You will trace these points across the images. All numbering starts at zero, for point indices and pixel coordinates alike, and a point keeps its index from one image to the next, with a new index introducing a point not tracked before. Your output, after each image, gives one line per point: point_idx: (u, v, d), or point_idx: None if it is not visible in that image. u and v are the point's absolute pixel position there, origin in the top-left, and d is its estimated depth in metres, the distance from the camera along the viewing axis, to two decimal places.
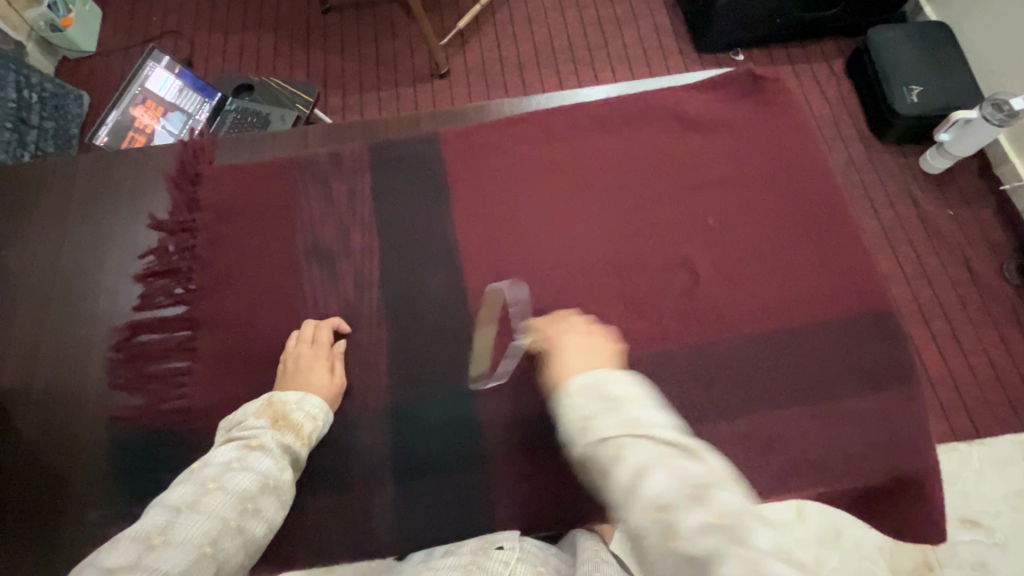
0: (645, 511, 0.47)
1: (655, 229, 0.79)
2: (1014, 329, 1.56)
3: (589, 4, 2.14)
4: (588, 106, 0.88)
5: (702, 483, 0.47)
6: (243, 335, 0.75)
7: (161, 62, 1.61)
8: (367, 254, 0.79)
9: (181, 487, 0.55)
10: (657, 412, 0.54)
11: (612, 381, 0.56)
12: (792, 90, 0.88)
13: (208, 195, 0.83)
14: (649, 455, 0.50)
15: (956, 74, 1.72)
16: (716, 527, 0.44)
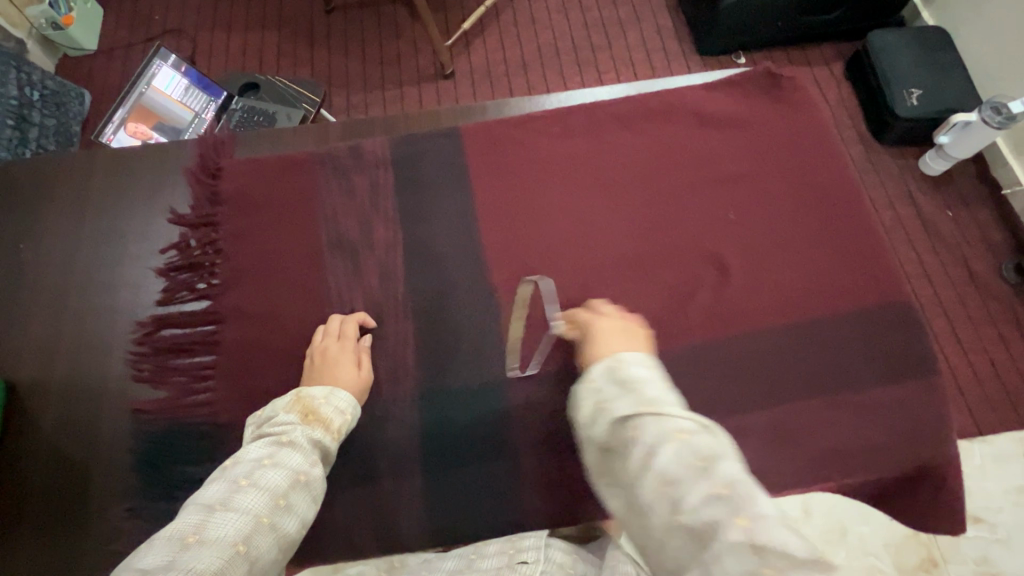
0: (653, 485, 0.47)
1: (676, 223, 0.80)
2: (1013, 327, 1.59)
3: (592, 6, 2.16)
4: (607, 102, 0.89)
5: (705, 455, 0.47)
6: (266, 329, 0.75)
7: (168, 61, 1.61)
8: (389, 249, 0.79)
9: (213, 484, 0.55)
10: (669, 392, 0.54)
11: (631, 364, 0.56)
12: (807, 88, 0.89)
13: (229, 189, 0.83)
14: (656, 431, 0.49)
15: (954, 78, 1.76)
16: (721, 498, 0.44)
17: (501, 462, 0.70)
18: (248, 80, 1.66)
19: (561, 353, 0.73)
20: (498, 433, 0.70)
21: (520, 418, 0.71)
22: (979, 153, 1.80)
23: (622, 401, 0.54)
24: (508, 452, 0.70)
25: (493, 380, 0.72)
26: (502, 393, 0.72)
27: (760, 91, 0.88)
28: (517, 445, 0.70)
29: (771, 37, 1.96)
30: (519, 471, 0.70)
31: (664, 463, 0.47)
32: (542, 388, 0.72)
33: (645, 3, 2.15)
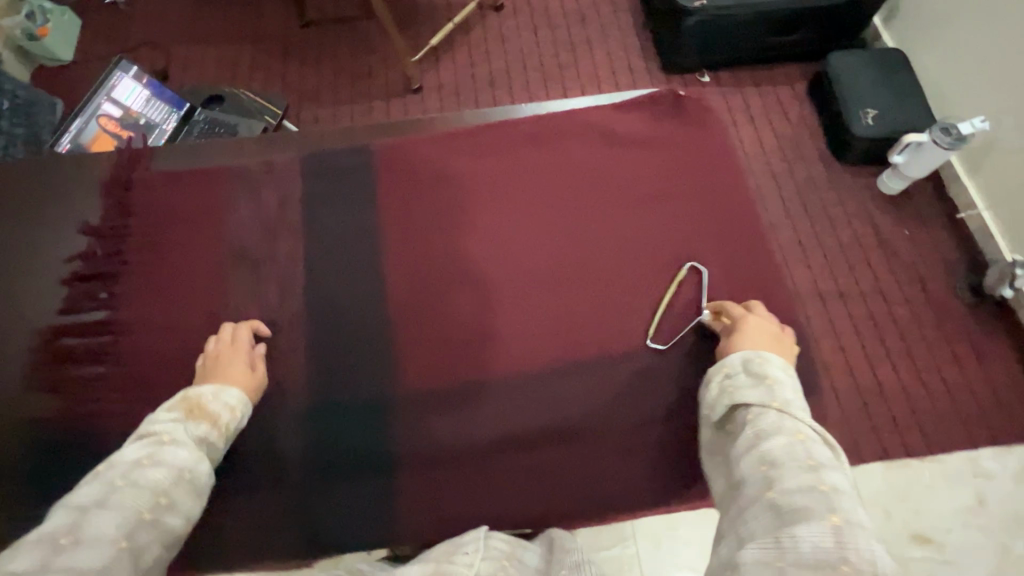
0: (754, 461, 0.55)
1: (574, 241, 0.82)
2: (964, 345, 1.59)
3: (561, 25, 2.19)
4: (520, 121, 0.90)
5: (818, 461, 0.53)
6: (167, 338, 0.76)
7: (130, 76, 1.60)
8: (291, 263, 0.80)
9: (87, 487, 0.54)
10: (799, 399, 0.62)
11: (770, 363, 0.65)
12: (714, 109, 0.92)
13: (140, 200, 0.85)
14: (780, 422, 0.58)
15: (909, 98, 1.77)
16: (817, 492, 0.50)
17: (385, 476, 0.71)
18: (213, 94, 1.68)
19: (457, 369, 0.75)
20: (382, 449, 0.71)
21: (408, 433, 0.72)
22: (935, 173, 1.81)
23: (753, 391, 0.63)
24: (392, 468, 0.71)
25: (386, 393, 0.73)
26: (393, 408, 0.73)
27: (666, 112, 0.90)
28: (403, 460, 0.71)
29: (736, 56, 1.97)
30: (402, 487, 0.71)
31: (774, 447, 0.55)
32: (431, 403, 0.73)
33: (614, 21, 2.19)
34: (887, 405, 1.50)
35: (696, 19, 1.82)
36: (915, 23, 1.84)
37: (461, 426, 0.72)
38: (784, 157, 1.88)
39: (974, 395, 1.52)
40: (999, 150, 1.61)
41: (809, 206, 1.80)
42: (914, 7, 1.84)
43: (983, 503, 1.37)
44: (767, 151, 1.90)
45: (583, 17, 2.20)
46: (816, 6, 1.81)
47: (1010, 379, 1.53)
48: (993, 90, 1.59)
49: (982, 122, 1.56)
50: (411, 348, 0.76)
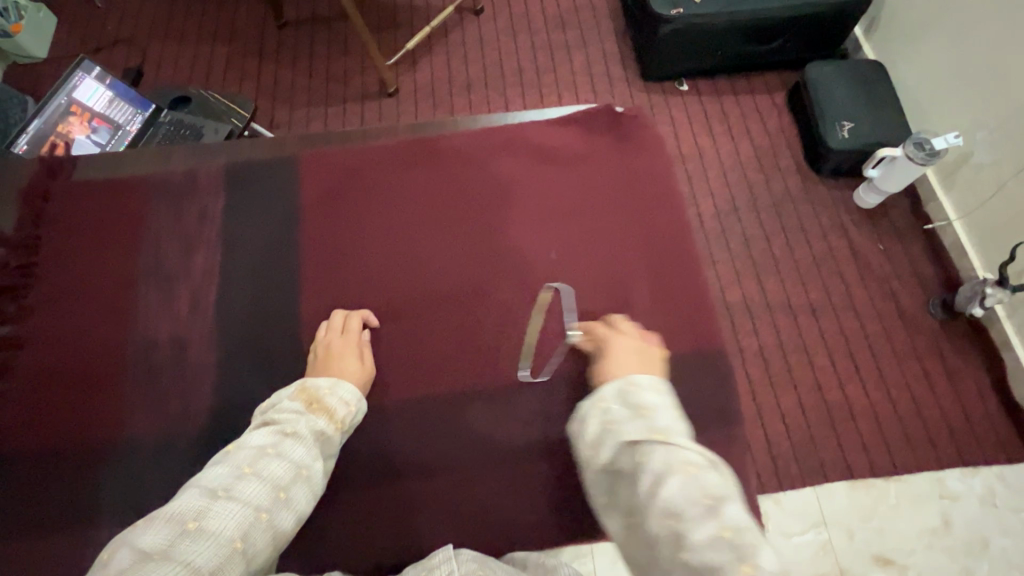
0: (659, 517, 0.49)
1: (487, 259, 0.88)
2: (937, 364, 1.45)
3: (541, 27, 1.96)
4: (452, 139, 0.98)
5: (714, 495, 0.49)
6: (70, 345, 0.81)
7: (93, 73, 1.24)
8: (206, 276, 0.86)
9: (217, 470, 0.60)
10: (680, 423, 0.58)
11: (642, 391, 0.62)
12: (648, 125, 1.00)
13: (56, 213, 0.91)
14: (669, 460, 0.51)
15: (888, 109, 1.61)
16: (723, 541, 0.46)
17: None
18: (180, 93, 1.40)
19: (384, 373, 0.81)
20: None
21: None
22: (911, 185, 1.65)
23: (635, 425, 0.57)
24: None
25: None
26: None
27: (593, 133, 0.99)
28: None
29: (712, 65, 1.78)
30: None
31: (670, 494, 0.49)
32: None
33: (594, 22, 1.96)
34: (855, 423, 1.39)
35: (671, 27, 1.63)
36: (894, 29, 1.68)
37: (371, 440, 0.77)
38: (760, 168, 1.71)
39: (947, 419, 1.39)
40: (975, 165, 1.46)
41: (785, 218, 1.63)
42: (894, 9, 1.67)
43: (949, 525, 1.27)
44: (741, 161, 1.72)
45: (564, 21, 1.96)
46: (797, 13, 1.62)
47: (980, 401, 1.41)
48: (977, 98, 1.43)
49: (957, 138, 1.41)
50: (338, 359, 0.76)
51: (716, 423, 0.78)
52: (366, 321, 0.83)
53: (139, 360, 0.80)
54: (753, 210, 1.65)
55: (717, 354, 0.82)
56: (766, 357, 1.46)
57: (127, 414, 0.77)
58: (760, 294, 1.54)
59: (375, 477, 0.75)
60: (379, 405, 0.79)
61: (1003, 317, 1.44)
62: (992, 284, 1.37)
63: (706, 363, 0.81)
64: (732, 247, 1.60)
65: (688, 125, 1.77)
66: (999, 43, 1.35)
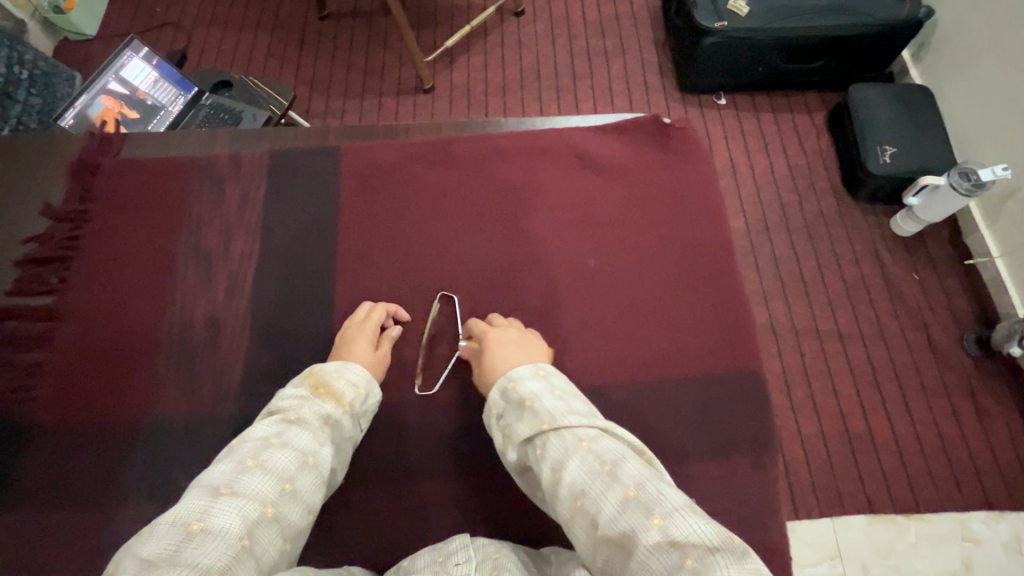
0: (567, 499, 0.56)
1: (519, 263, 0.87)
2: (968, 403, 1.40)
3: (580, 32, 1.95)
4: (491, 140, 0.98)
5: (611, 461, 0.56)
6: (106, 321, 0.82)
7: (141, 53, 1.27)
8: (241, 261, 0.87)
9: (221, 465, 0.60)
10: (559, 401, 0.65)
11: (521, 383, 0.67)
12: (691, 138, 0.99)
13: (100, 189, 0.93)
14: (563, 445, 0.59)
15: (933, 137, 1.56)
16: (628, 500, 0.53)
17: None
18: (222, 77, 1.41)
19: (409, 371, 0.80)
20: None
21: None
22: (952, 216, 1.60)
23: (526, 422, 0.64)
24: None
25: None
26: None
27: (632, 143, 0.98)
28: None
29: (752, 80, 1.75)
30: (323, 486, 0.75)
31: (576, 473, 0.57)
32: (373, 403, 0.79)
33: (634, 30, 1.94)
34: (877, 457, 1.35)
35: (714, 40, 1.61)
36: (945, 55, 1.63)
37: (392, 435, 0.76)
38: (796, 188, 1.67)
39: (975, 461, 1.34)
40: (1021, 200, 1.41)
41: (817, 241, 1.60)
42: (945, 35, 1.62)
43: (971, 570, 1.22)
44: (776, 180, 1.68)
45: (604, 28, 1.95)
46: (844, 34, 1.58)
47: (1012, 444, 1.35)
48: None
49: (1005, 170, 1.36)
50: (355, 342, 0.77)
51: (744, 448, 0.76)
52: (395, 315, 0.82)
53: (171, 340, 0.81)
54: (785, 230, 1.61)
55: (751, 379, 0.80)
56: (789, 382, 1.43)
57: (156, 394, 0.78)
58: (787, 317, 1.51)
59: (395, 475, 0.75)
60: (403, 401, 0.78)
61: None
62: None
63: (736, 388, 0.79)
64: (761, 267, 1.57)
65: (725, 141, 1.75)
66: None
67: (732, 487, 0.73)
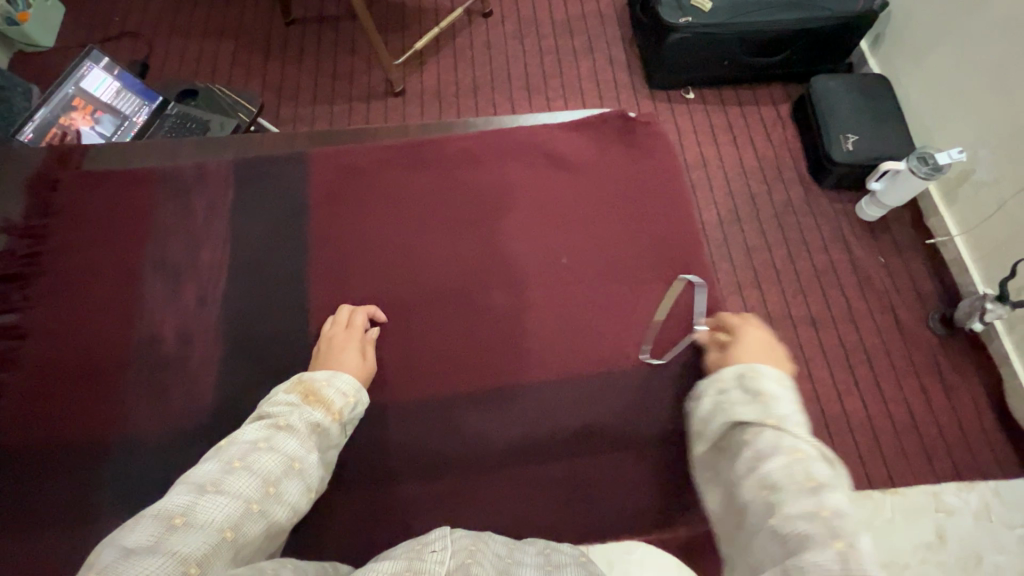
0: (756, 486, 0.58)
1: (492, 261, 0.88)
2: (935, 379, 1.45)
3: (548, 32, 1.96)
4: (460, 140, 0.98)
5: (815, 478, 0.55)
6: (71, 338, 0.81)
7: (102, 64, 1.24)
8: (211, 271, 0.86)
9: (208, 464, 0.59)
10: (798, 414, 0.63)
11: (764, 378, 0.66)
12: (656, 133, 1.01)
13: (62, 203, 0.91)
14: (777, 443, 0.59)
15: (892, 125, 1.61)
16: (818, 516, 0.52)
17: None
18: (186, 87, 1.39)
19: (386, 375, 0.80)
20: None
21: None
22: (913, 201, 1.66)
23: (749, 410, 0.64)
24: None
25: None
26: None
27: (600, 140, 0.99)
28: None
29: (717, 75, 1.79)
30: None
31: (774, 471, 0.57)
32: None
33: (601, 29, 1.96)
34: (851, 436, 1.39)
35: (679, 36, 1.64)
36: (899, 44, 1.68)
37: (372, 440, 0.76)
38: (764, 178, 1.71)
39: (944, 436, 1.39)
40: (977, 183, 1.47)
41: (786, 228, 1.64)
42: (899, 24, 1.68)
43: None
44: (744, 172, 1.72)
45: (572, 27, 1.97)
46: (804, 27, 1.63)
47: (978, 417, 1.41)
48: (980, 117, 1.43)
49: (960, 154, 1.42)
50: (337, 354, 0.76)
51: None
52: (373, 317, 0.82)
53: (142, 353, 0.80)
54: (755, 220, 1.65)
55: (722, 364, 0.82)
56: None
57: (128, 409, 0.77)
58: (760, 304, 1.54)
59: (377, 477, 0.75)
60: (381, 404, 0.78)
61: (1002, 334, 1.43)
62: (992, 301, 1.37)
63: (709, 375, 0.82)
64: (734, 257, 1.60)
65: (694, 134, 1.78)
66: (1001, 63, 1.37)
67: None
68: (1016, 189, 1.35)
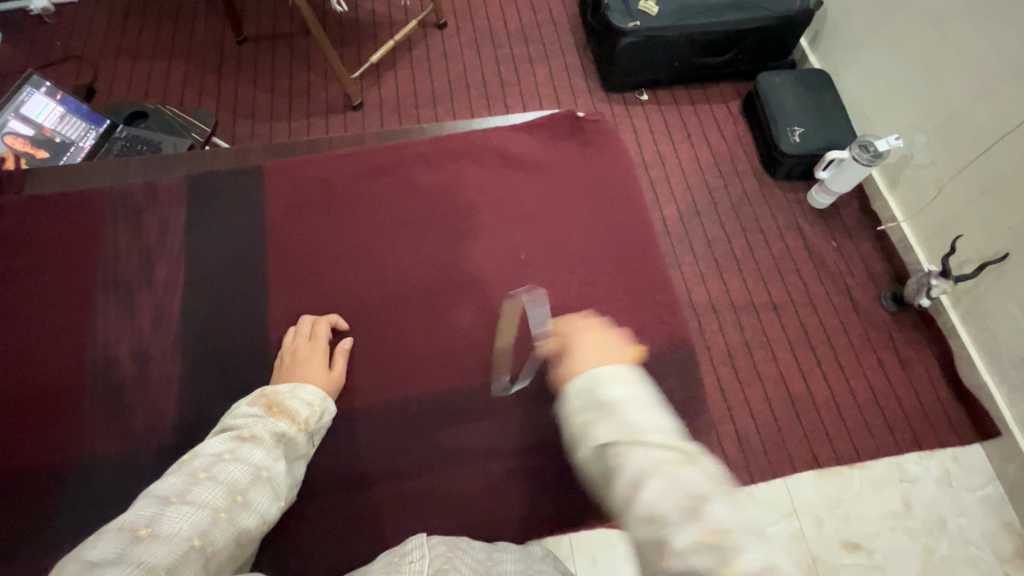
0: (640, 517, 0.52)
1: (457, 263, 0.89)
2: (891, 353, 1.52)
3: (503, 40, 1.99)
4: (417, 147, 0.99)
5: (694, 498, 0.51)
6: (20, 367, 0.78)
7: (43, 88, 1.20)
8: (168, 289, 0.85)
9: (172, 478, 0.59)
10: (650, 413, 0.57)
11: (609, 385, 0.59)
12: (609, 131, 1.04)
13: (5, 229, 0.89)
14: (636, 463, 0.53)
15: (835, 116, 1.69)
16: (707, 545, 0.49)
17: None
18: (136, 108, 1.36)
19: (356, 384, 0.80)
20: None
21: None
22: (859, 187, 1.74)
23: (609, 426, 0.57)
24: None
25: None
26: None
27: (556, 141, 1.02)
28: None
29: (668, 76, 1.85)
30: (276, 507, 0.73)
31: (652, 501, 0.52)
32: None
33: (555, 35, 2.01)
34: (817, 413, 1.44)
35: (629, 40, 1.69)
36: (836, 40, 1.77)
37: (344, 449, 0.76)
38: (719, 173, 1.77)
39: (903, 407, 1.45)
40: (916, 166, 1.55)
41: (743, 219, 1.70)
42: (834, 22, 1.77)
43: (911, 507, 1.32)
44: (700, 167, 1.78)
45: (526, 34, 2.01)
46: (746, 27, 1.70)
47: (933, 387, 1.48)
48: (913, 104, 1.52)
49: (898, 140, 1.50)
50: (303, 368, 0.75)
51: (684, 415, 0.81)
52: (335, 326, 0.82)
53: (98, 376, 0.78)
54: (713, 212, 1.71)
55: (684, 350, 0.85)
56: (731, 353, 1.51)
57: (85, 433, 0.74)
58: (722, 292, 1.59)
59: (352, 484, 0.75)
60: (350, 412, 0.78)
61: (949, 307, 1.50)
62: (936, 276, 1.43)
63: (672, 361, 0.84)
64: (696, 250, 1.65)
65: (649, 133, 1.83)
66: (929, 52, 1.45)
67: None
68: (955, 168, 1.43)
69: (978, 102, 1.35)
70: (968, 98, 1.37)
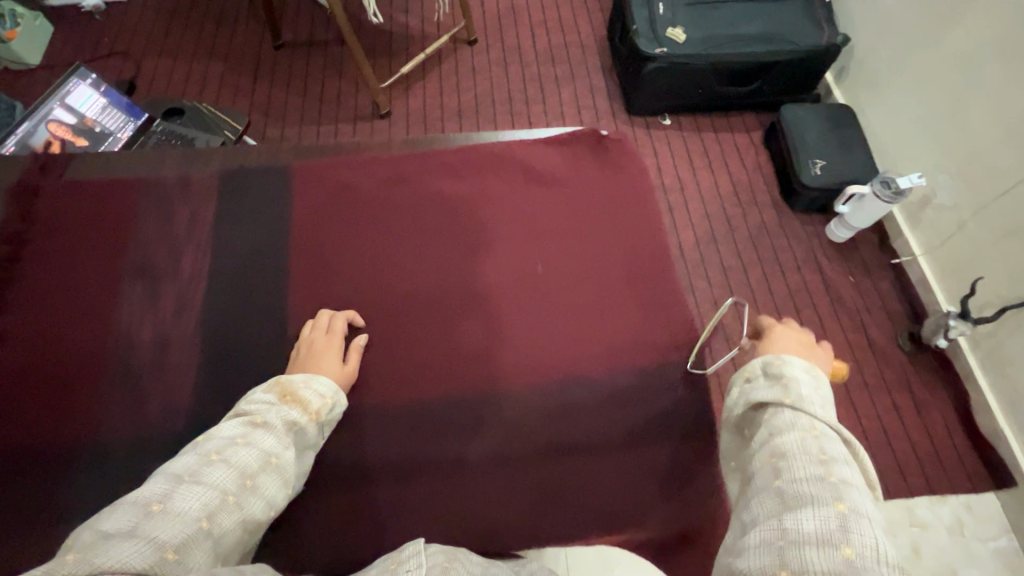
0: (768, 456, 0.62)
1: (474, 272, 0.90)
2: (905, 393, 1.49)
3: (531, 59, 2.04)
4: (441, 156, 1.02)
5: (829, 454, 0.59)
6: (48, 343, 0.81)
7: (89, 81, 1.27)
8: (192, 279, 0.87)
9: (186, 457, 0.60)
10: (817, 396, 0.67)
11: (788, 365, 0.69)
12: (631, 152, 1.05)
13: (44, 212, 0.93)
14: (792, 420, 0.64)
15: (858, 151, 1.70)
16: (825, 481, 0.56)
17: None
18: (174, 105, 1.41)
19: (366, 384, 0.81)
20: None
21: None
22: (879, 223, 1.73)
23: (771, 390, 0.68)
24: None
25: None
26: None
27: (577, 158, 1.04)
28: None
29: (692, 103, 1.87)
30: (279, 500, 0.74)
31: (787, 443, 0.61)
32: None
33: (582, 58, 2.05)
34: None
35: (655, 66, 1.72)
36: (861, 76, 1.79)
37: (349, 447, 0.77)
38: (738, 201, 1.78)
39: (916, 449, 1.42)
40: (938, 205, 1.54)
41: (759, 248, 1.70)
42: (860, 59, 1.78)
43: (920, 554, 1.28)
44: (719, 194, 1.79)
45: (554, 55, 2.05)
46: (772, 59, 1.72)
47: (947, 431, 1.45)
48: (937, 144, 1.52)
49: (920, 178, 1.50)
50: (315, 361, 0.77)
51: (690, 438, 0.81)
52: (353, 323, 0.84)
53: (119, 358, 0.80)
54: (730, 239, 1.71)
55: (693, 372, 0.85)
56: None
57: (102, 412, 0.76)
58: None
59: (355, 482, 0.76)
60: (359, 410, 0.79)
61: (967, 349, 1.48)
62: (955, 318, 1.42)
63: (681, 383, 0.84)
64: (710, 276, 1.65)
65: (670, 158, 1.85)
66: (955, 94, 1.46)
67: (680, 474, 0.79)
68: (977, 209, 1.42)
69: (1002, 146, 1.35)
70: (993, 141, 1.37)
